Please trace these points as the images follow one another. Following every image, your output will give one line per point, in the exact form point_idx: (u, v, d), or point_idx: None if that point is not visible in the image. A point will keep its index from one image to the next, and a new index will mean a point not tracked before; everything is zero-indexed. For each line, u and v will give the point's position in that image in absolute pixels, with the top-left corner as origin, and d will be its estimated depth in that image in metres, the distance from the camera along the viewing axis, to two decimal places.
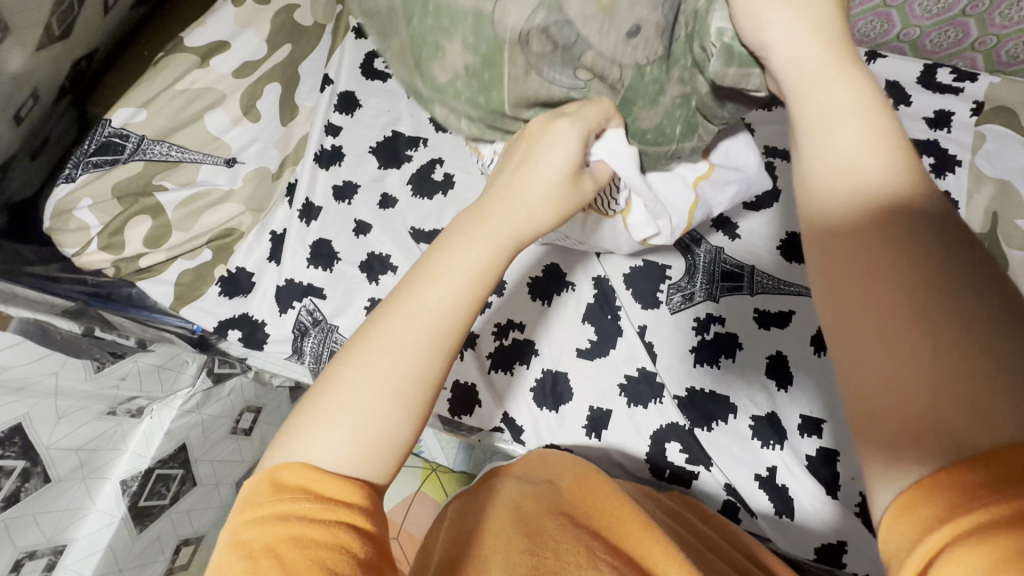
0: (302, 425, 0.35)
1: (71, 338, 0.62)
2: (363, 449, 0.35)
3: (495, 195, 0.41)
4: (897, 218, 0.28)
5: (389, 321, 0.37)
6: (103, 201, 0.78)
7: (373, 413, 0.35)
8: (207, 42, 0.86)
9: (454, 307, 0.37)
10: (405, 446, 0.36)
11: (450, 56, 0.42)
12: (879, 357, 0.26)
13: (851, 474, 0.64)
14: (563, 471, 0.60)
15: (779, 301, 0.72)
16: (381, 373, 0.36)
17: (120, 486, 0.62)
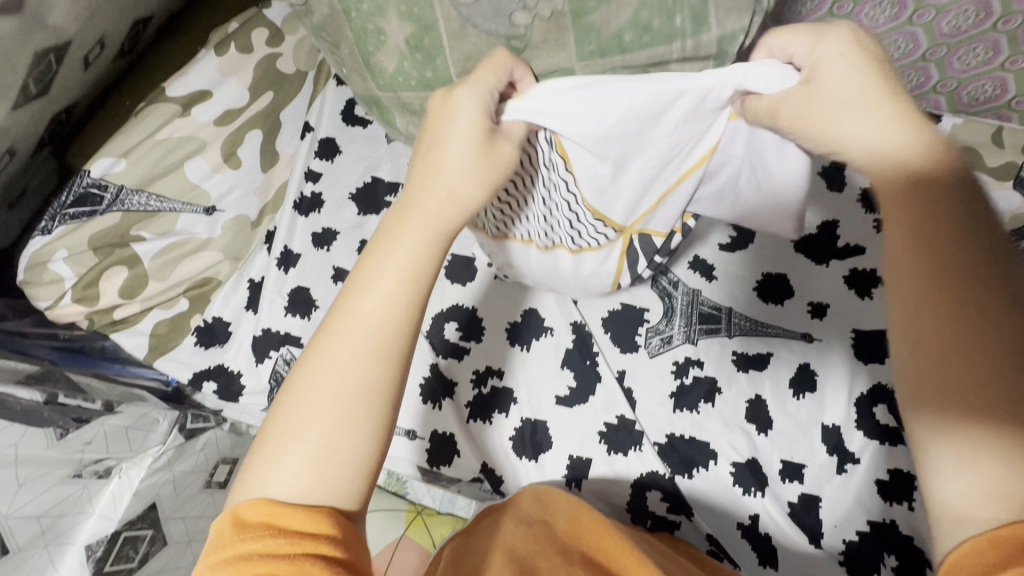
0: (257, 460, 0.35)
1: (33, 407, 0.62)
2: (320, 473, 0.34)
3: (417, 196, 0.41)
4: (969, 285, 0.33)
5: (327, 339, 0.37)
6: (79, 253, 0.77)
7: (324, 428, 0.35)
8: (189, 90, 0.86)
9: (389, 307, 0.37)
10: (372, 457, 0.36)
11: (390, 36, 0.49)
12: (959, 413, 0.31)
13: (834, 522, 0.64)
14: (559, 509, 0.58)
15: (756, 343, 0.72)
16: (328, 394, 0.35)
17: (84, 551, 0.59)
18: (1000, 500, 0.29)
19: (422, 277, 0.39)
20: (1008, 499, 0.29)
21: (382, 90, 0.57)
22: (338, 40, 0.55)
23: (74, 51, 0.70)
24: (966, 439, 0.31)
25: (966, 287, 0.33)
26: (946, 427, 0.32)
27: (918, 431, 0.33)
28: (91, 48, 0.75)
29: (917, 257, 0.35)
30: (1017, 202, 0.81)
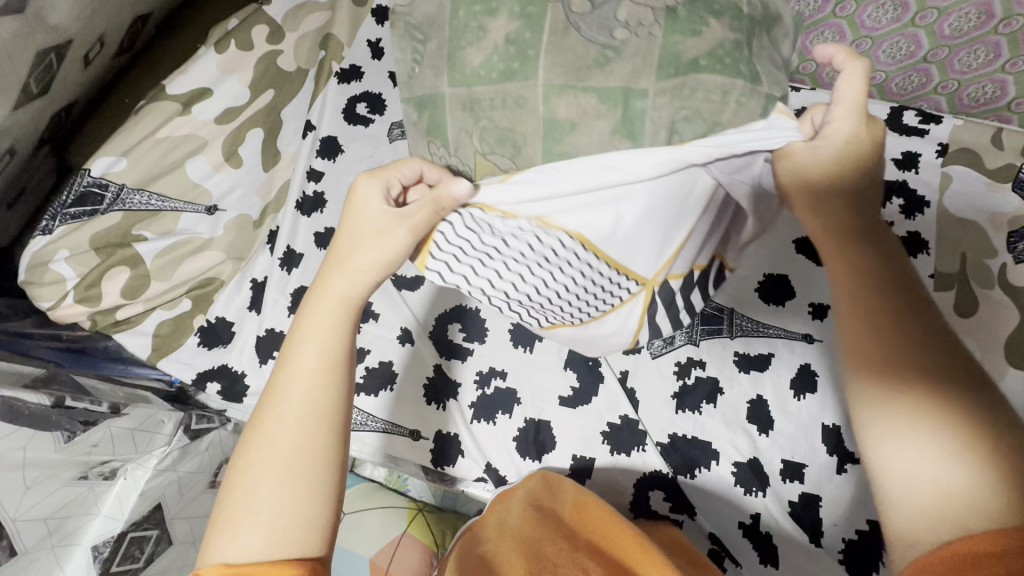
0: (221, 528, 0.38)
1: (41, 411, 0.60)
2: (277, 532, 0.37)
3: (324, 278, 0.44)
4: (901, 314, 0.38)
5: (264, 415, 0.40)
6: (81, 253, 0.77)
7: (278, 493, 0.38)
8: (189, 88, 0.83)
9: (316, 374, 0.40)
10: (327, 505, 0.39)
11: (490, 34, 0.41)
12: (899, 429, 0.34)
13: (834, 520, 0.64)
14: (563, 497, 0.59)
15: (757, 344, 0.73)
16: (275, 460, 0.38)
17: (92, 551, 0.60)
18: (942, 520, 0.31)
19: (338, 349, 0.42)
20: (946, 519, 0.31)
21: (446, 88, 0.44)
22: (428, 35, 0.45)
23: (76, 49, 0.70)
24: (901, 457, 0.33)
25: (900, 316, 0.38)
26: (886, 443, 0.34)
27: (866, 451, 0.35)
28: (91, 46, 0.74)
29: (865, 273, 0.40)
30: (1017, 203, 0.82)
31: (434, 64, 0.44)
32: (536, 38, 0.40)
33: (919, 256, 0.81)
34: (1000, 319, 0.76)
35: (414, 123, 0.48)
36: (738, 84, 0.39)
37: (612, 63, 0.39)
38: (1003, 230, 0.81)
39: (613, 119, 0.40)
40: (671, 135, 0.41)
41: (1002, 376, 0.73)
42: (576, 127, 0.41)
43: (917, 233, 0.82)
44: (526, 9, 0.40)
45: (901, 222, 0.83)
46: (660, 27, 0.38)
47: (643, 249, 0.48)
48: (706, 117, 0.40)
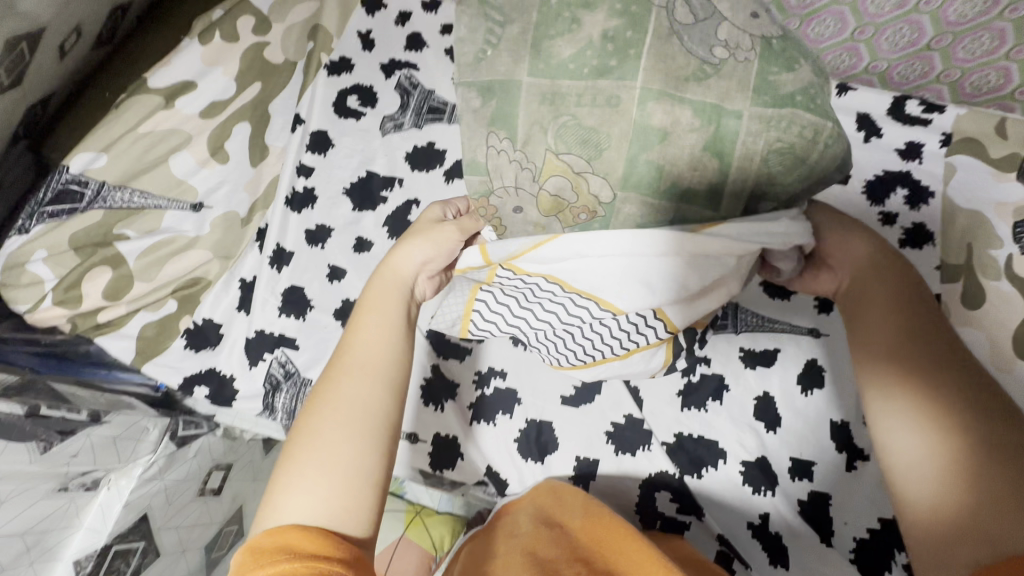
0: (281, 492, 0.37)
1: (14, 421, 0.59)
2: (340, 497, 0.36)
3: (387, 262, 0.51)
4: (931, 355, 0.40)
5: (337, 371, 0.42)
6: (59, 253, 0.74)
7: (334, 454, 0.38)
8: (172, 82, 0.82)
9: (382, 343, 0.44)
10: (377, 476, 0.38)
11: (585, 27, 0.39)
12: (938, 469, 0.36)
13: (844, 520, 0.63)
14: (573, 507, 0.56)
15: (764, 339, 0.71)
16: (345, 415, 0.40)
17: (72, 567, 0.57)
18: (973, 544, 0.32)
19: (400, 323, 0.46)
20: (981, 536, 0.32)
21: (524, 78, 0.40)
22: (509, 18, 0.41)
23: (49, 39, 0.66)
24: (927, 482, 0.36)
25: (930, 356, 0.40)
26: (915, 467, 0.37)
27: (892, 476, 0.38)
28: (66, 36, 0.71)
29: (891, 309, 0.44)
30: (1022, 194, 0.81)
31: (514, 47, 0.41)
32: (640, 39, 0.38)
33: (924, 248, 0.79)
34: (1008, 311, 0.75)
35: (474, 110, 0.43)
36: (827, 126, 0.40)
37: (710, 78, 0.38)
38: (1008, 220, 0.80)
39: (705, 135, 0.39)
40: (761, 163, 0.40)
41: (1012, 369, 0.71)
42: (668, 137, 0.39)
43: (922, 225, 0.80)
44: (628, 7, 0.39)
45: (906, 213, 0.82)
46: (756, 53, 0.38)
47: (674, 297, 0.45)
48: (796, 152, 0.40)
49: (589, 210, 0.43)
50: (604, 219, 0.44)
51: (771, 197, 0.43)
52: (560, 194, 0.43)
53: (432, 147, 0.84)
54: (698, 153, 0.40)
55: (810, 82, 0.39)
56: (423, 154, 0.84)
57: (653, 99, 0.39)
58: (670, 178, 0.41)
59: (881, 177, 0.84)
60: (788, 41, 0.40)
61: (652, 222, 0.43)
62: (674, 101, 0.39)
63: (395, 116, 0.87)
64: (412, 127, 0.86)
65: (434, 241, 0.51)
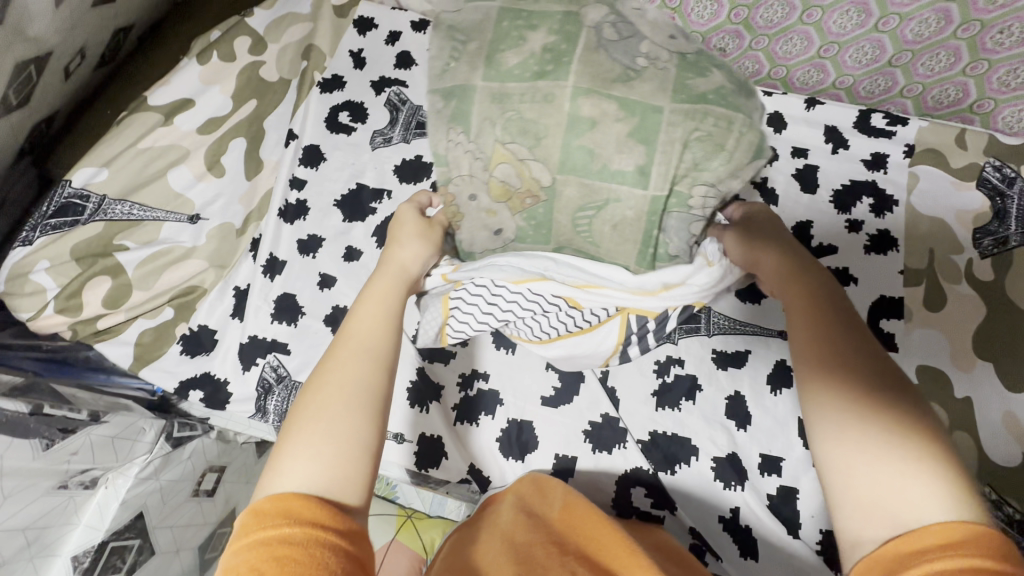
0: (282, 465, 0.38)
1: (18, 418, 0.61)
2: (333, 469, 0.38)
3: (389, 256, 0.55)
4: (859, 362, 0.40)
5: (331, 358, 0.45)
6: (61, 263, 0.77)
7: (323, 435, 0.39)
8: (171, 100, 0.86)
9: (378, 328, 0.47)
10: (371, 450, 0.40)
11: (530, 43, 0.48)
12: (880, 472, 0.35)
13: (811, 513, 0.66)
14: (553, 498, 0.59)
15: (735, 342, 0.74)
16: (334, 398, 0.42)
17: (71, 562, 0.60)
18: (880, 518, 0.34)
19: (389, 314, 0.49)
20: (887, 511, 0.34)
21: (479, 81, 0.48)
22: (470, 38, 0.50)
23: (55, 62, 0.70)
24: (855, 470, 0.36)
25: (860, 365, 0.40)
26: (841, 451, 0.37)
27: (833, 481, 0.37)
28: (71, 58, 0.75)
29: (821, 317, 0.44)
30: (980, 202, 0.85)
31: (472, 59, 0.49)
32: (571, 52, 0.47)
33: (889, 253, 0.83)
34: (968, 314, 0.79)
35: (438, 112, 0.51)
36: (738, 116, 0.47)
37: (634, 81, 0.46)
38: (967, 227, 0.84)
39: (630, 124, 0.47)
40: (682, 150, 0.47)
41: (971, 369, 0.75)
42: (596, 125, 0.47)
43: (887, 231, 0.84)
44: (564, 27, 0.47)
45: (871, 220, 0.86)
46: (672, 65, 0.47)
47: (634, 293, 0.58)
48: (715, 139, 0.47)
49: (533, 193, 0.51)
50: (547, 200, 0.52)
51: (700, 182, 0.49)
52: (507, 180, 0.50)
53: (420, 160, 0.88)
54: (629, 149, 0.47)
55: (716, 84, 0.47)
56: (411, 167, 0.88)
57: (583, 98, 0.46)
58: (602, 161, 0.48)
59: (847, 186, 0.88)
60: (701, 57, 0.48)
61: (591, 199, 0.51)
62: (599, 98, 0.46)
63: (385, 131, 0.91)
64: (401, 141, 0.90)
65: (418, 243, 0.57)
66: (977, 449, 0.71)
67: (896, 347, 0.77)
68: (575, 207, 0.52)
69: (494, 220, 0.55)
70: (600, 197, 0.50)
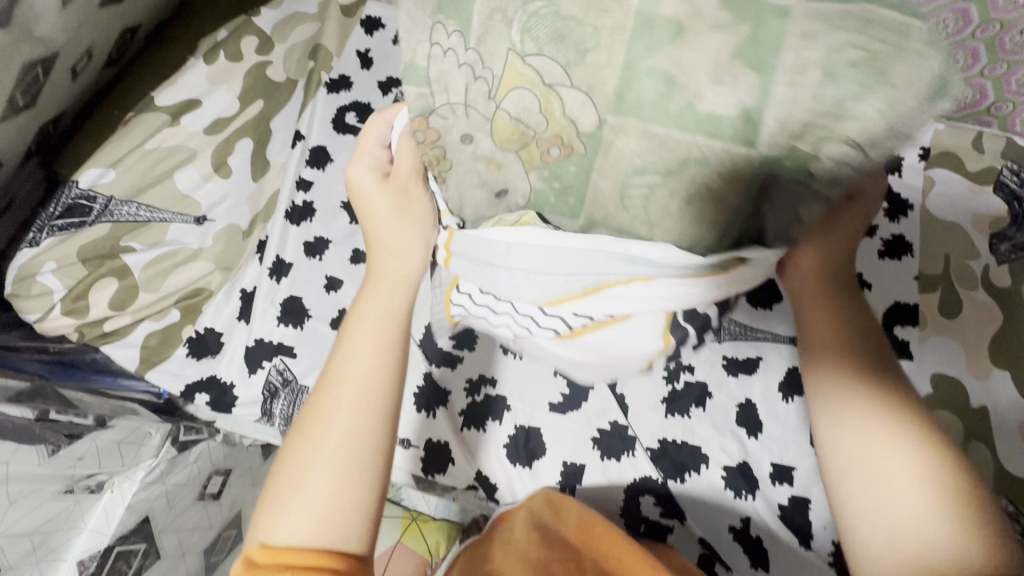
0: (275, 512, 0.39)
1: (23, 425, 0.62)
2: (326, 518, 0.39)
3: (377, 266, 0.50)
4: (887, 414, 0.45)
5: (323, 391, 0.44)
6: (68, 265, 0.77)
7: (320, 484, 0.40)
8: (177, 100, 0.85)
9: (377, 361, 0.45)
10: (368, 498, 0.41)
11: None
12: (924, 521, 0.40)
13: (824, 523, 0.64)
14: (567, 515, 0.57)
15: (746, 348, 0.73)
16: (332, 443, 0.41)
17: (77, 567, 0.60)
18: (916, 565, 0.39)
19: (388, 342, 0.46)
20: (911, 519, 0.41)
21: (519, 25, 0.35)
22: None
23: (63, 62, 0.70)
24: (873, 487, 0.43)
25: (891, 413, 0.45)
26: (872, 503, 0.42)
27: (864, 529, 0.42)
28: (78, 58, 0.74)
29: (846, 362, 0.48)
30: (998, 206, 0.83)
31: None
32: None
33: (904, 259, 0.82)
34: (985, 321, 0.77)
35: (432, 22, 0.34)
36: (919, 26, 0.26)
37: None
38: (984, 232, 0.82)
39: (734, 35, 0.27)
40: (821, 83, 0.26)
41: (987, 378, 0.74)
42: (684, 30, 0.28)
43: (902, 236, 0.83)
44: None
45: (887, 225, 0.84)
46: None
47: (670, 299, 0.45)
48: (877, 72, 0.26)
49: (563, 141, 0.34)
50: (585, 154, 0.34)
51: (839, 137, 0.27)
52: (522, 122, 0.34)
53: None
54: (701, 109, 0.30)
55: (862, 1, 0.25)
56: None
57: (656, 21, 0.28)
58: (686, 93, 0.29)
59: None
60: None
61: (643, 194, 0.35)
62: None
63: None
64: None
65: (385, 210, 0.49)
66: (993, 459, 0.70)
67: (911, 355, 0.76)
68: (628, 168, 0.33)
69: (499, 178, 0.39)
70: (674, 155, 0.31)
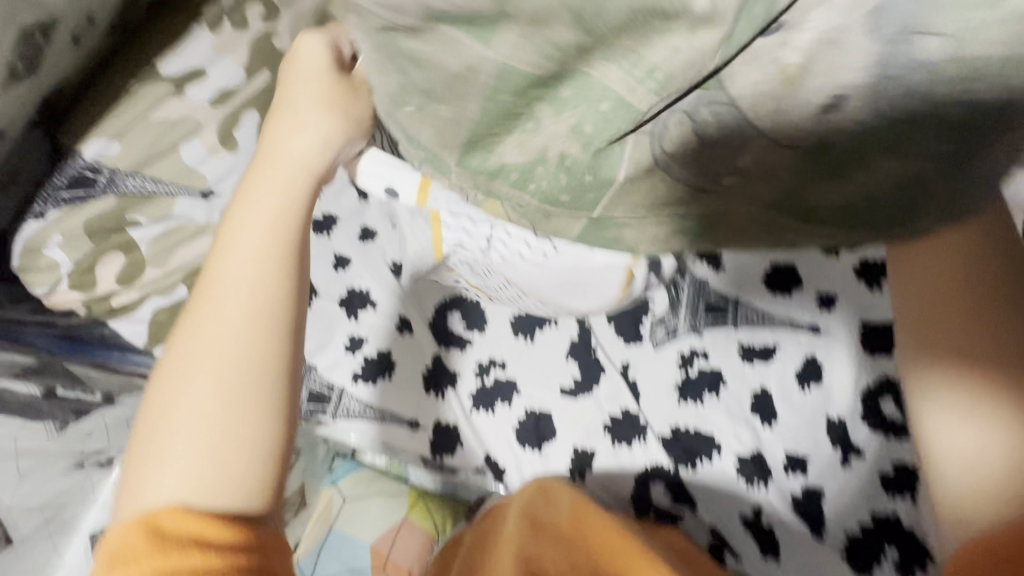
0: (142, 469, 0.37)
1: (31, 401, 0.64)
2: (206, 460, 0.37)
3: (270, 140, 0.44)
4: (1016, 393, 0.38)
5: (189, 321, 0.40)
6: (75, 238, 0.76)
7: (189, 420, 0.37)
8: (183, 69, 0.82)
9: (250, 283, 0.40)
10: (272, 438, 0.38)
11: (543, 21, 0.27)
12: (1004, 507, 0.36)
13: (837, 514, 0.63)
14: (558, 503, 0.56)
15: (763, 335, 0.70)
16: (205, 381, 0.38)
17: (90, 540, 0.62)
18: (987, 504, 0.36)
19: (277, 242, 0.41)
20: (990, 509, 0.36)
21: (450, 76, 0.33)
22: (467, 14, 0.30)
23: (65, 28, 0.66)
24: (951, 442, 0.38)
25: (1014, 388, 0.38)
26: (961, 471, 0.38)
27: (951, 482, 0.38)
28: (78, 23, 0.69)
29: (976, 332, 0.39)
30: None
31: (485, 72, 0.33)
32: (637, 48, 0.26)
33: None
34: None
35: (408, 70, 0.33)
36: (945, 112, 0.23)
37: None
38: None
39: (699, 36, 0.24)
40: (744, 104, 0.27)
41: None
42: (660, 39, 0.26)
43: None
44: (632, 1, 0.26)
45: None
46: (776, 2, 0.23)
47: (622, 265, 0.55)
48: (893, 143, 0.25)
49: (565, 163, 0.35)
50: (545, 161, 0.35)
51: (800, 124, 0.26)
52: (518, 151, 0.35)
53: None
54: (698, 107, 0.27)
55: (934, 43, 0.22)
56: None
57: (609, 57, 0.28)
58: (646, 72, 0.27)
59: None
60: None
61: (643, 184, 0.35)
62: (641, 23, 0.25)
63: None
64: None
65: (308, 121, 0.43)
66: None
67: None
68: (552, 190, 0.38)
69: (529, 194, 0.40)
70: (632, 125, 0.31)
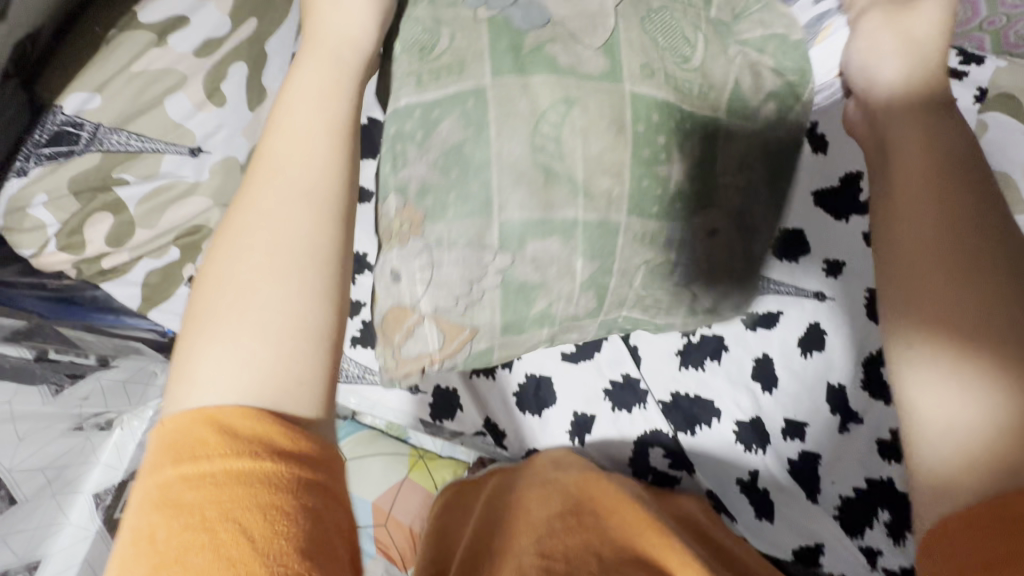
0: (193, 349, 0.32)
1: (21, 364, 0.72)
2: (267, 373, 0.31)
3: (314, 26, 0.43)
4: None
5: (238, 214, 0.36)
6: (60, 198, 0.72)
7: (245, 327, 0.32)
8: (164, 17, 0.74)
9: (327, 152, 0.37)
10: (328, 330, 0.34)
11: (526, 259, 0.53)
12: None
13: (833, 479, 0.64)
14: (568, 469, 0.58)
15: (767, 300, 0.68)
16: (258, 257, 0.34)
17: (94, 499, 0.81)
18: None
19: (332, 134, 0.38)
20: None
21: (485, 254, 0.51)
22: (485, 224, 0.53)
23: None
24: None
25: None
26: None
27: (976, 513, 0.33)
28: None
29: None
30: None
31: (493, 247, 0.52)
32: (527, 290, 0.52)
33: None
34: None
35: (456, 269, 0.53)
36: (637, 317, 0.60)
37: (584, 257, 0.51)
38: None
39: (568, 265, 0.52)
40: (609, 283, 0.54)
41: None
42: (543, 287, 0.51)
43: None
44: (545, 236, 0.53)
45: None
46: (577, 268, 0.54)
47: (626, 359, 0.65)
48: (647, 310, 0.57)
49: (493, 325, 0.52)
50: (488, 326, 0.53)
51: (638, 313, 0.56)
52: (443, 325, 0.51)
53: None
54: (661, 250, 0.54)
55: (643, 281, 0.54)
56: None
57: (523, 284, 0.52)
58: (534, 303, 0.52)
59: None
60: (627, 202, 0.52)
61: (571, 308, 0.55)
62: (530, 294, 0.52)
63: None
64: None
65: None
66: None
67: None
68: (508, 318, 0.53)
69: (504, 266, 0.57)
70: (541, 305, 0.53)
